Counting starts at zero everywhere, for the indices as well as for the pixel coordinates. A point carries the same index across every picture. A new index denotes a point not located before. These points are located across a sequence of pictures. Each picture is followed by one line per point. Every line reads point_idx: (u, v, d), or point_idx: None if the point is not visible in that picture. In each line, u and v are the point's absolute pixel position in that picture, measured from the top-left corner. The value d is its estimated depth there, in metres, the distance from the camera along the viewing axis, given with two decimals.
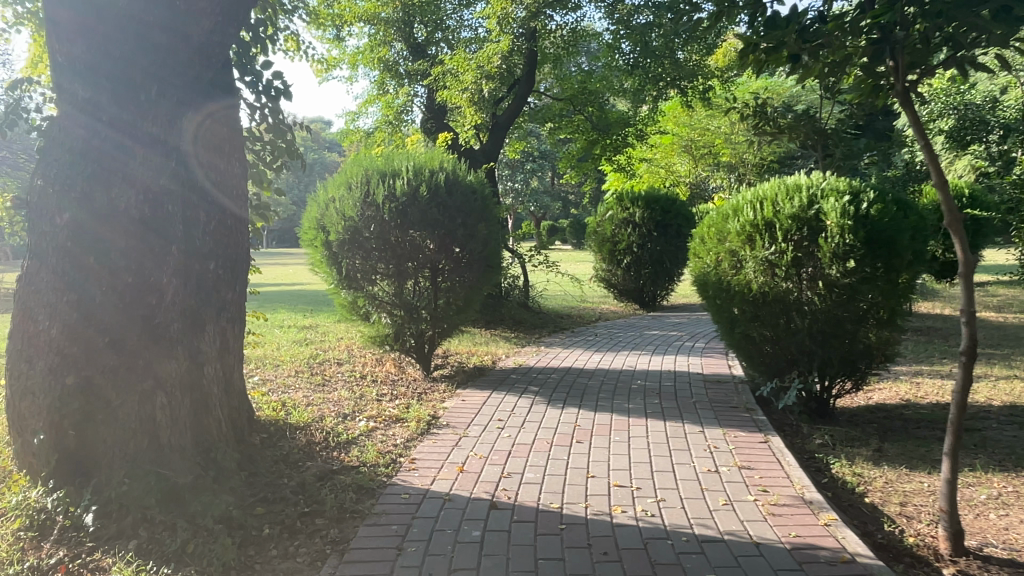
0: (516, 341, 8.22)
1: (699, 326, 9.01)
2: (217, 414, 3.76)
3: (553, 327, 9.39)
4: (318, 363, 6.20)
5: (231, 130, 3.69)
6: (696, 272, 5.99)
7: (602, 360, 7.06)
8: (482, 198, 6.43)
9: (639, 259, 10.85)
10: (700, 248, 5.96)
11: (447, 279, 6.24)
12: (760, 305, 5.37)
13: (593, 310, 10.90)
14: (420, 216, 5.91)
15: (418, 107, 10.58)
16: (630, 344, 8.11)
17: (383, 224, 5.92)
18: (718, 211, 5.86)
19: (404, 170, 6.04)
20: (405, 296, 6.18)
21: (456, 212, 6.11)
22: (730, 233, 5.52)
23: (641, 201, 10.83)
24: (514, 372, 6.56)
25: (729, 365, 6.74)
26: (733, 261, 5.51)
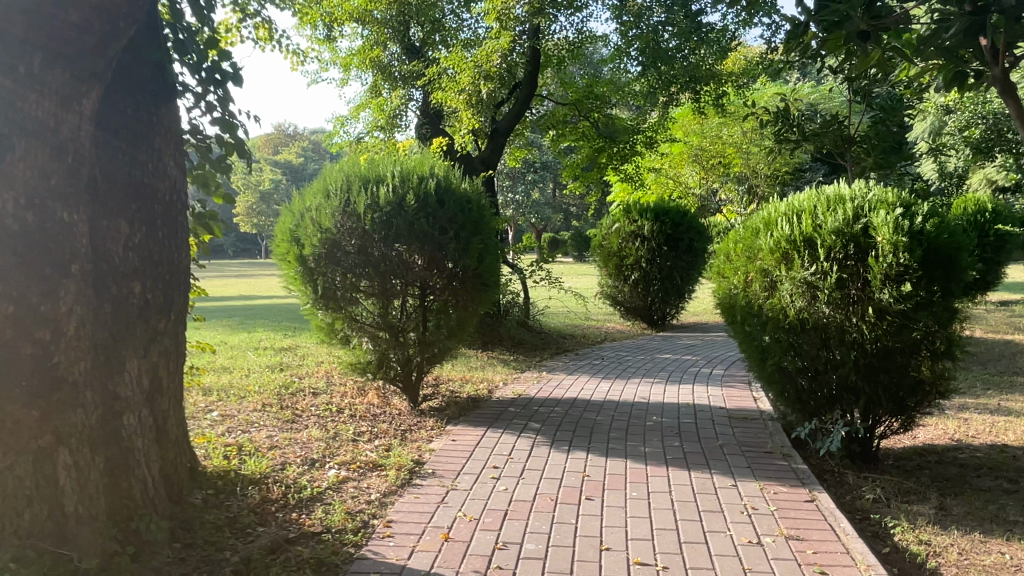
0: (516, 366, 7.48)
1: (714, 349, 8.29)
2: (140, 474, 3.02)
3: (556, 348, 8.67)
4: (291, 394, 5.47)
5: (157, 118, 3.00)
6: (720, 294, 5.28)
7: (610, 390, 6.33)
8: (477, 208, 5.73)
9: (648, 275, 10.14)
10: (725, 266, 5.25)
11: (437, 299, 5.53)
12: (798, 333, 4.66)
13: (599, 329, 10.17)
14: (408, 228, 5.21)
15: (413, 111, 9.88)
16: (640, 369, 7.38)
17: (365, 237, 5.20)
18: (745, 225, 5.16)
19: (390, 176, 5.35)
20: (390, 319, 5.47)
21: (449, 224, 5.41)
22: (762, 250, 4.81)
23: (649, 213, 10.11)
24: (512, 403, 5.83)
25: (754, 396, 6.02)
26: (765, 282, 4.80)
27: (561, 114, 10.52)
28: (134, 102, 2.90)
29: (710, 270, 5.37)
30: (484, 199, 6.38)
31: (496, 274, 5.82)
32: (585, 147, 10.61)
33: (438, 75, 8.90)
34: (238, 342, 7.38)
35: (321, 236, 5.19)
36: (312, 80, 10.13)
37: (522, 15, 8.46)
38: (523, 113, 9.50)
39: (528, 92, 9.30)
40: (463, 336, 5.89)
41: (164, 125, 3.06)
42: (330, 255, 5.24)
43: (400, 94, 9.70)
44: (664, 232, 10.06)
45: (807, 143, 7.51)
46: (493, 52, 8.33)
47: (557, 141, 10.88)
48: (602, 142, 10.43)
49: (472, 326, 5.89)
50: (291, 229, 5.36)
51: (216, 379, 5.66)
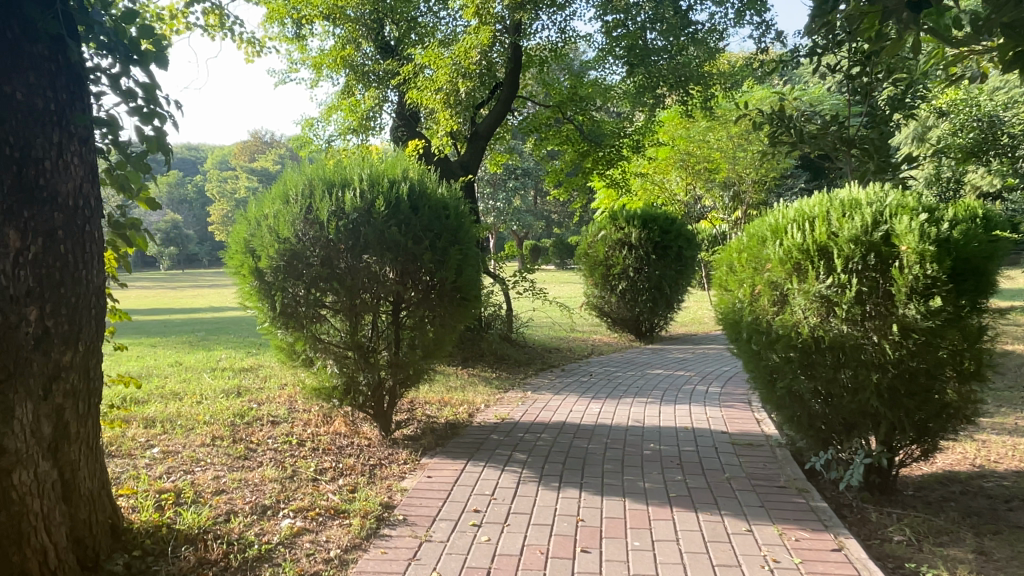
0: (498, 385, 6.96)
1: (707, 364, 7.83)
2: (39, 542, 2.49)
3: (541, 364, 8.15)
4: (247, 424, 4.91)
5: (59, 104, 2.46)
6: (722, 309, 4.81)
7: (601, 412, 5.82)
8: (455, 214, 5.21)
9: (635, 285, 9.68)
10: (727, 278, 4.78)
11: (411, 316, 5.01)
12: (812, 353, 4.19)
13: (585, 342, 9.68)
14: (376, 237, 4.67)
15: (388, 113, 9.34)
16: (631, 387, 6.88)
17: (328, 247, 4.65)
18: (749, 233, 4.69)
19: (357, 180, 4.82)
20: (359, 339, 4.93)
21: (424, 233, 4.88)
22: (770, 261, 4.34)
23: (637, 220, 9.65)
24: (495, 430, 5.30)
25: (757, 418, 5.55)
26: (775, 296, 4.33)
27: (544, 116, 10.02)
28: (25, 84, 2.36)
29: (711, 282, 4.90)
30: (462, 204, 5.86)
31: (476, 287, 5.31)
32: (569, 150, 10.14)
33: (413, 73, 8.40)
34: (195, 362, 6.77)
35: (279, 246, 4.63)
36: (280, 80, 9.56)
37: (503, 11, 7.97)
38: (504, 114, 9.03)
39: (510, 92, 8.83)
40: (441, 356, 5.36)
41: (65, 113, 2.49)
42: (289, 268, 4.68)
43: (374, 95, 9.16)
44: (653, 240, 9.61)
45: (805, 144, 7.09)
46: (472, 48, 7.84)
47: (540, 144, 10.40)
48: (587, 145, 9.96)
49: (450, 345, 5.37)
50: (246, 239, 4.79)
51: (164, 408, 5.08)
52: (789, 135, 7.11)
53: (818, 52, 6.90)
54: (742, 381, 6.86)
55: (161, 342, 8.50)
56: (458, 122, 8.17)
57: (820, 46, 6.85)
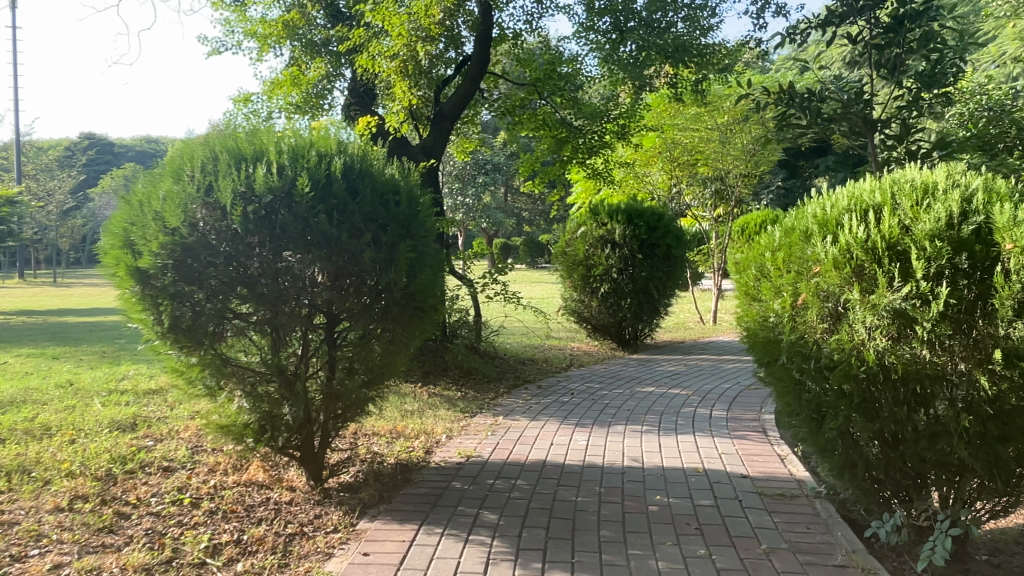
0: (463, 408, 5.85)
1: (704, 381, 6.83)
2: None
3: (513, 379, 7.07)
4: (129, 476, 3.74)
5: None
6: (751, 324, 3.76)
7: (589, 444, 4.76)
8: (409, 199, 4.08)
9: (618, 287, 8.66)
10: (758, 284, 3.73)
11: (351, 330, 3.87)
12: (877, 387, 3.14)
13: (562, 351, 8.63)
14: (295, 226, 3.52)
15: (340, 91, 8.17)
16: (621, 408, 5.83)
17: (234, 241, 3.49)
18: (786, 227, 3.65)
19: (274, 152, 3.66)
20: (280, 360, 3.79)
21: (363, 223, 3.74)
22: (818, 263, 3.29)
23: (621, 215, 8.58)
24: (457, 473, 4.20)
25: (779, 454, 4.53)
26: (825, 309, 3.27)
27: (517, 97, 8.91)
28: None
29: (736, 289, 3.85)
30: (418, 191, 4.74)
31: (436, 293, 4.18)
32: (544, 136, 9.02)
33: (366, 40, 7.25)
34: (90, 384, 5.55)
35: (166, 238, 3.45)
36: (213, 50, 8.32)
37: None
38: (473, 92, 7.94)
39: (479, 67, 7.76)
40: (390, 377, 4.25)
41: None
42: (181, 269, 3.50)
43: (323, 67, 7.97)
44: (639, 238, 8.53)
45: (821, 127, 6.11)
46: (434, 6, 6.82)
47: (512, 130, 9.30)
48: (565, 132, 8.90)
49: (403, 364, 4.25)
50: (125, 229, 3.59)
51: (20, 454, 3.89)
52: (801, 116, 6.15)
53: (835, 22, 5.94)
54: (750, 402, 5.86)
55: (65, 354, 7.22)
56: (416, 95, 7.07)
57: (838, 12, 5.91)
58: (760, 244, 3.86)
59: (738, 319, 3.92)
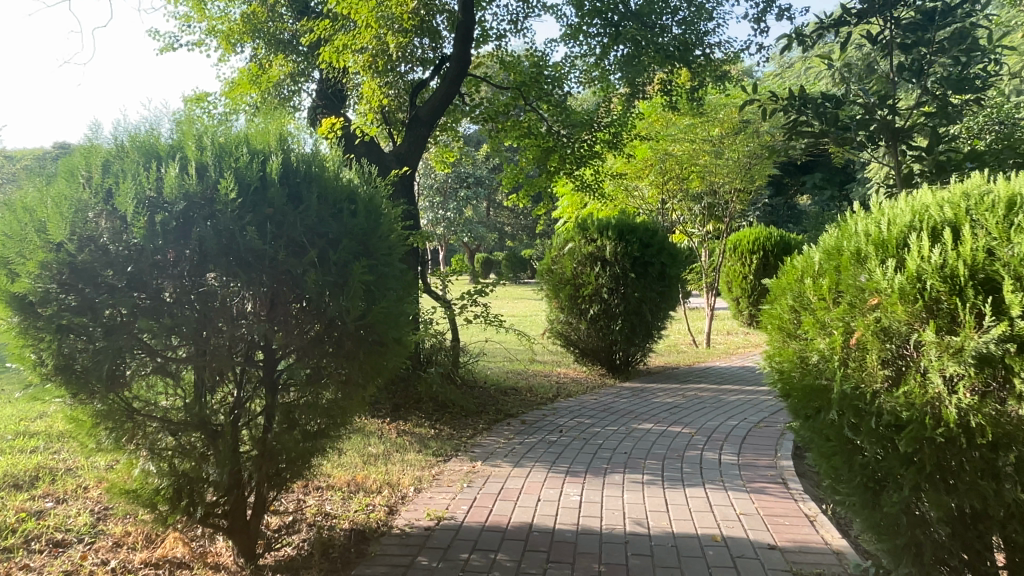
0: (436, 450, 5.11)
1: (707, 416, 6.14)
2: None
3: (494, 413, 6.34)
4: (6, 557, 3.03)
5: None
6: (787, 366, 3.07)
7: (584, 501, 4.04)
8: (371, 208, 3.34)
9: (608, 308, 7.99)
10: (796, 317, 3.05)
11: (293, 370, 3.13)
12: (956, 454, 2.46)
13: (548, 379, 7.92)
14: (214, 241, 2.79)
15: (308, 94, 7.45)
16: (616, 450, 5.13)
17: (139, 258, 2.76)
18: (830, 248, 2.97)
19: (193, 148, 2.92)
20: (204, 410, 3.04)
21: (307, 238, 3.00)
22: (878, 293, 2.61)
23: (612, 230, 7.93)
24: (423, 542, 3.45)
25: (808, 514, 3.86)
26: (887, 352, 2.57)
27: (500, 102, 8.24)
28: None
29: (769, 322, 3.18)
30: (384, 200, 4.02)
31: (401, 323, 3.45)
32: (529, 145, 8.35)
33: (332, 32, 6.64)
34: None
35: (52, 255, 2.72)
36: (166, 45, 7.58)
37: None
38: (452, 95, 7.29)
39: (459, 67, 7.11)
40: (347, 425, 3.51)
41: None
42: (72, 296, 2.77)
43: (287, 67, 7.26)
44: (632, 255, 7.86)
45: (837, 136, 5.48)
46: None
47: (495, 138, 8.61)
48: (553, 141, 8.22)
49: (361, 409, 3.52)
50: None
51: None
52: (815, 123, 5.54)
53: (851, 21, 5.36)
54: (763, 444, 5.16)
55: None
56: (387, 93, 6.59)
57: (857, 9, 5.34)
58: (796, 269, 3.17)
59: (770, 360, 3.24)
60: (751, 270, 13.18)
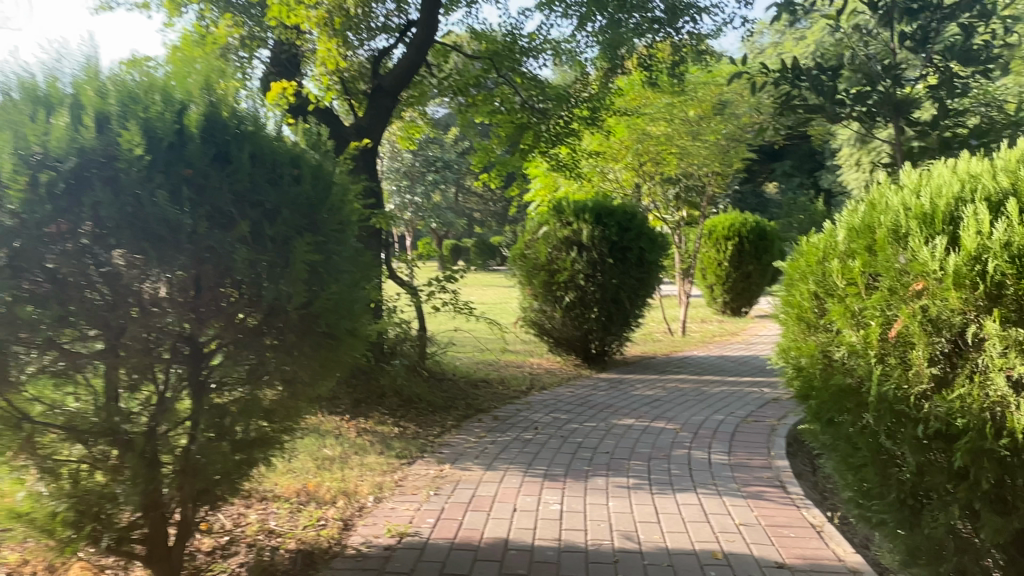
0: (399, 451, 4.61)
1: (691, 410, 5.76)
2: None
3: (463, 408, 5.86)
4: None
5: None
6: (806, 361, 2.65)
7: (565, 510, 3.59)
8: (318, 174, 2.81)
9: (585, 296, 7.55)
10: (820, 306, 2.63)
11: (224, 367, 2.61)
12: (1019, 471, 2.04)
13: (520, 370, 7.46)
14: (115, 208, 2.25)
15: (261, 61, 6.82)
16: (598, 450, 4.68)
17: (21, 229, 2.21)
18: (858, 225, 2.55)
19: (92, 92, 2.36)
20: (112, 417, 2.51)
21: (237, 208, 2.47)
22: (924, 277, 2.19)
23: (589, 213, 7.50)
24: (381, 567, 2.96)
25: (814, 523, 3.47)
26: (936, 347, 2.15)
27: (471, 75, 7.71)
28: None
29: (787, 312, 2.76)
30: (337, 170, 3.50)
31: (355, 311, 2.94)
32: (501, 121, 7.83)
33: None
34: None
35: None
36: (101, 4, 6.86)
37: None
38: (419, 62, 6.80)
39: (425, 32, 6.65)
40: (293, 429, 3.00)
41: None
42: None
43: (237, 30, 6.61)
44: (610, 240, 7.43)
45: (834, 111, 5.09)
46: None
47: (465, 113, 8.07)
48: (528, 117, 7.69)
49: (309, 410, 3.01)
50: None
51: None
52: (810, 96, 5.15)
53: None
54: (754, 441, 4.77)
55: None
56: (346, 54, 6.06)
57: None
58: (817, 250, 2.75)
59: (785, 355, 2.82)
60: (726, 257, 12.88)
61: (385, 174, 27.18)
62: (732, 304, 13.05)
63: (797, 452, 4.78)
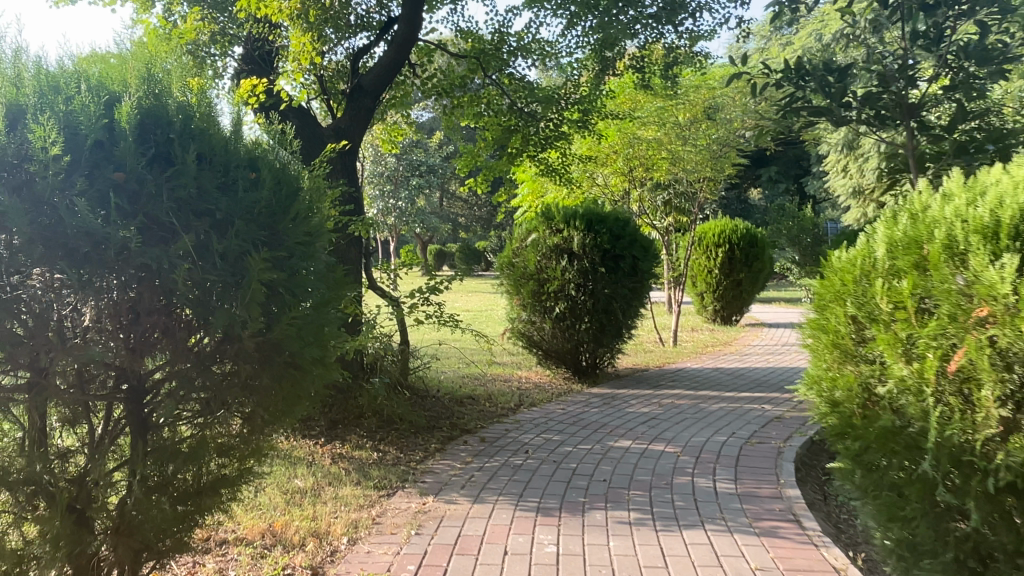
0: (378, 481, 4.24)
1: (689, 429, 5.42)
2: None
3: (447, 428, 5.49)
4: None
5: None
6: (844, 396, 2.34)
7: (561, 554, 3.22)
8: (279, 178, 2.43)
9: (576, 306, 7.22)
10: (860, 334, 2.31)
11: (166, 405, 2.22)
12: None
13: (508, 385, 7.11)
14: (24, 220, 1.87)
15: (233, 59, 6.44)
16: (594, 477, 4.32)
17: None
18: (902, 238, 2.22)
19: (8, 82, 2.01)
20: (32, 465, 2.13)
21: (179, 219, 2.09)
22: (990, 303, 1.86)
23: (579, 220, 7.20)
24: None
25: (837, 567, 3.12)
26: (1008, 386, 1.82)
27: (456, 75, 7.37)
28: None
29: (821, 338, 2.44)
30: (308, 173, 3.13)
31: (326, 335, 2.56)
32: (488, 123, 7.49)
33: None
34: None
35: None
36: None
37: None
38: (401, 60, 6.45)
39: (407, 29, 6.31)
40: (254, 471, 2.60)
41: None
42: None
43: (207, 26, 6.22)
44: (601, 248, 7.10)
45: (840, 114, 4.82)
46: None
47: (450, 115, 7.72)
48: (516, 119, 7.35)
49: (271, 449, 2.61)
50: None
51: None
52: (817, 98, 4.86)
53: None
54: (761, 466, 4.44)
55: None
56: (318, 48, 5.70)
57: None
58: (852, 266, 2.43)
59: (816, 388, 2.51)
60: (717, 264, 12.62)
61: (368, 179, 26.75)
62: (722, 312, 12.78)
63: (806, 479, 4.45)
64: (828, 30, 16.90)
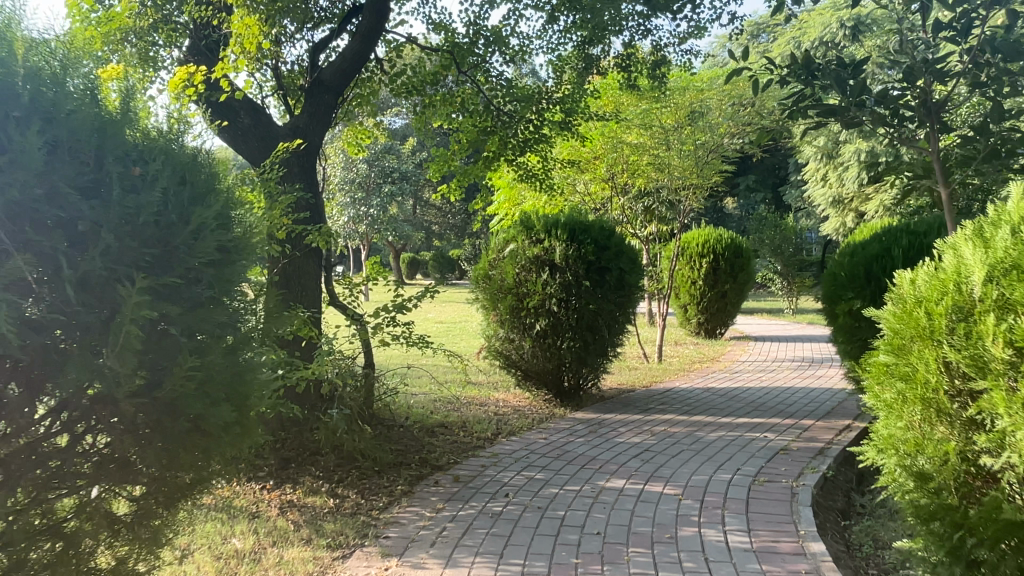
0: (331, 537, 3.59)
1: (687, 463, 4.87)
2: None
3: (416, 465, 4.87)
4: None
5: None
6: (937, 460, 2.31)
7: None
8: (180, 176, 2.03)
9: (558, 323, 6.64)
10: (955, 387, 2.26)
11: None
12: None
13: (484, 410, 6.51)
14: None
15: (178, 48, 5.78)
16: (586, 528, 3.73)
17: None
18: (1005, 273, 2.13)
19: None
20: None
21: (17, 233, 1.70)
22: None
23: (562, 229, 6.66)
24: None
25: None
26: None
27: (427, 72, 6.79)
28: None
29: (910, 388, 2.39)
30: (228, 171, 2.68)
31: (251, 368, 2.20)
32: (462, 125, 6.91)
33: None
34: None
35: None
36: None
37: None
38: (366, 52, 5.84)
39: (373, 17, 5.69)
40: (153, 520, 2.23)
41: None
42: None
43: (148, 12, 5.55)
44: (586, 260, 6.56)
45: (855, 113, 4.32)
46: None
47: (421, 116, 7.13)
48: (493, 120, 6.78)
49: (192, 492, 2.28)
50: None
51: None
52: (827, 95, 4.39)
53: None
54: (775, 513, 3.89)
55: None
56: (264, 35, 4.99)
57: None
58: (941, 299, 2.33)
59: (893, 446, 2.49)
60: (700, 275, 12.15)
61: (338, 186, 25.91)
62: (706, 324, 12.32)
63: (826, 527, 3.91)
64: (808, 38, 16.68)
